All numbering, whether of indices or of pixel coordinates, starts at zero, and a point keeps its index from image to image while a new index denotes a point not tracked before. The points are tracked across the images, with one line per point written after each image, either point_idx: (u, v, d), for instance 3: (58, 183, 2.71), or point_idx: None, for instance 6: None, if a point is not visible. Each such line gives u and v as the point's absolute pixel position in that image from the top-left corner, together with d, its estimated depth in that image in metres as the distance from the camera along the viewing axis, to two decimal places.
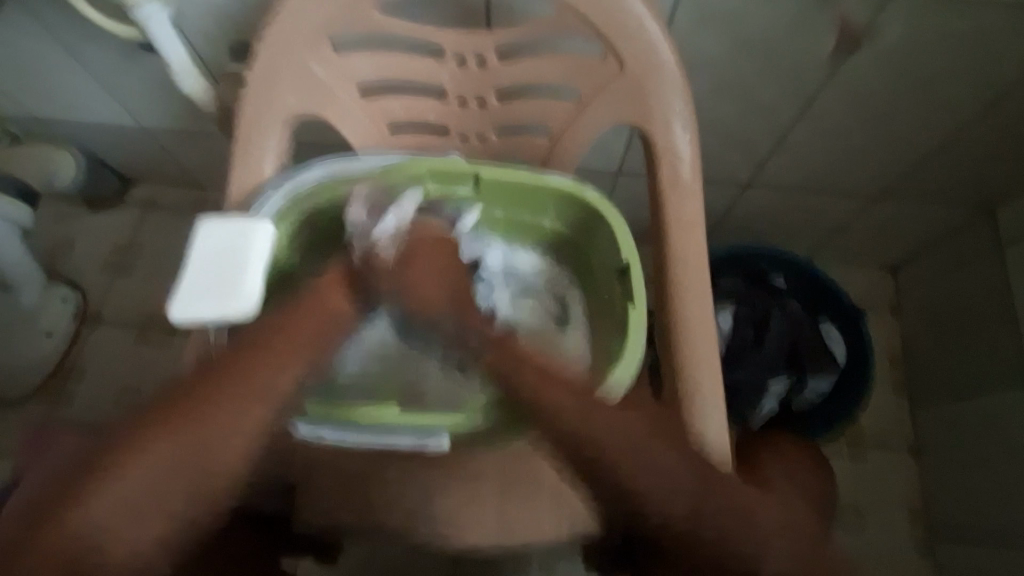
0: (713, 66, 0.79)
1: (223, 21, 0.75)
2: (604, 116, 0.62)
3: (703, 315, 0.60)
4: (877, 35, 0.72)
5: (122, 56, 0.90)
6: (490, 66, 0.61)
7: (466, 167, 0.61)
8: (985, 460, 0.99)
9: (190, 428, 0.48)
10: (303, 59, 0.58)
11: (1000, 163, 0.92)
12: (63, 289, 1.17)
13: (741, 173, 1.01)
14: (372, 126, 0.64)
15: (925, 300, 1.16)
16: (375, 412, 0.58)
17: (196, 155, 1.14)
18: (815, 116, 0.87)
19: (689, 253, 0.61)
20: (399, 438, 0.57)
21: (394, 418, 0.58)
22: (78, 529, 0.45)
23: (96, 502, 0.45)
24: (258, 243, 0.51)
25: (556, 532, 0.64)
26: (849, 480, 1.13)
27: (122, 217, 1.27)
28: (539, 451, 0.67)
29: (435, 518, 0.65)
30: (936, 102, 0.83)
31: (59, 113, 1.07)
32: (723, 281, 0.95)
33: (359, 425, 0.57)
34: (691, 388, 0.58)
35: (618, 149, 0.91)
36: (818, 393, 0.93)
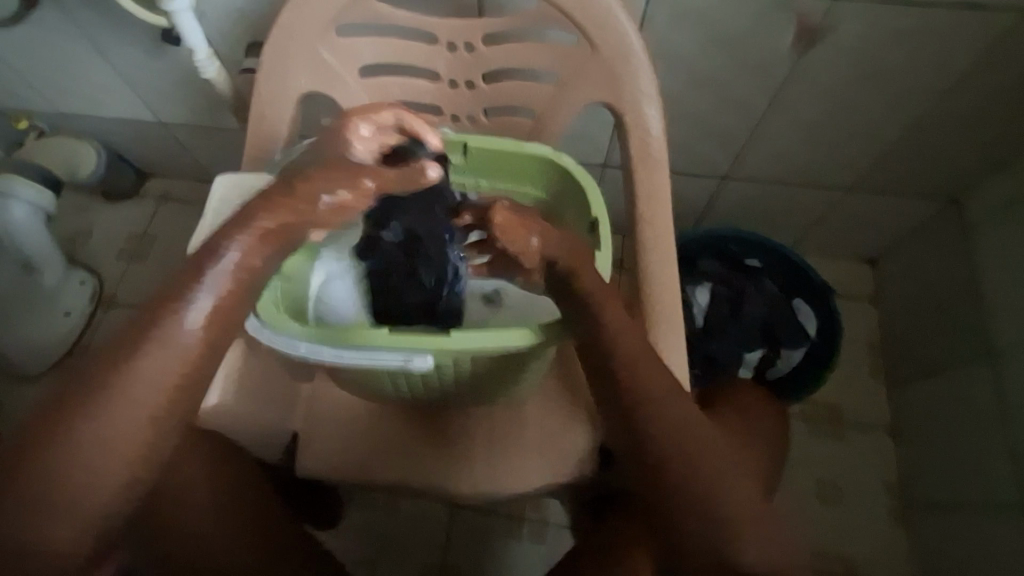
0: (687, 60, 0.86)
1: (240, 19, 0.84)
2: (581, 98, 0.69)
3: (667, 273, 0.66)
4: (833, 33, 0.80)
5: (147, 53, 0.97)
6: (479, 53, 0.68)
7: (455, 136, 0.66)
8: (953, 438, 1.03)
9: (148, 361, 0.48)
10: (312, 44, 0.65)
11: (957, 154, 0.98)
12: (81, 273, 1.24)
13: (720, 164, 1.08)
14: (373, 105, 0.71)
15: (901, 290, 1.22)
16: (361, 331, 0.55)
17: (210, 149, 1.21)
18: (784, 108, 0.94)
19: (656, 221, 0.67)
20: (384, 357, 0.54)
21: (378, 338, 0.54)
22: (78, 450, 0.47)
23: (80, 436, 0.47)
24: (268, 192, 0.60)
25: (536, 478, 0.70)
26: (828, 459, 1.17)
27: (138, 209, 1.34)
28: (525, 410, 0.73)
29: (425, 466, 0.71)
30: (895, 96, 0.89)
31: (85, 110, 1.15)
32: (703, 263, 1.02)
33: (342, 344, 0.54)
34: (659, 329, 0.64)
35: (603, 140, 0.98)
36: (790, 363, 1.00)
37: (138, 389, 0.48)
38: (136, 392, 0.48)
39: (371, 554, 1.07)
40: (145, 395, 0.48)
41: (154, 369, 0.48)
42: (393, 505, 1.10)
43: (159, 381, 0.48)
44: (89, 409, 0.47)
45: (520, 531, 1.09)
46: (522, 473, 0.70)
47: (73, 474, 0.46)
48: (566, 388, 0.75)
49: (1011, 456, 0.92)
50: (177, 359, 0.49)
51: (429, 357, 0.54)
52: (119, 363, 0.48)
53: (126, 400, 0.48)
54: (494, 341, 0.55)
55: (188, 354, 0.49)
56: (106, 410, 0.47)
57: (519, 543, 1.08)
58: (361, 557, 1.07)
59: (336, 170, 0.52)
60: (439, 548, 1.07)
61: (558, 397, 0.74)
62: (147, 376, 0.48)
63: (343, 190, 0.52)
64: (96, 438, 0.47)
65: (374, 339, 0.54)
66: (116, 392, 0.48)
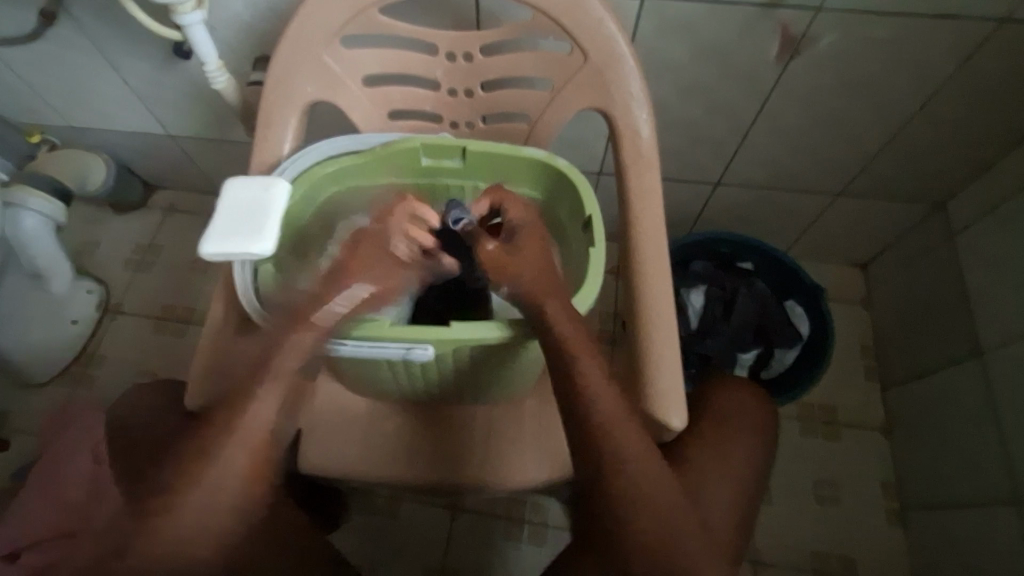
0: (676, 69, 0.90)
1: (247, 33, 0.88)
2: (574, 103, 0.72)
3: (660, 269, 0.68)
4: (814, 42, 0.83)
5: (158, 67, 1.01)
6: (476, 61, 0.72)
7: (453, 140, 0.68)
8: (946, 436, 1.05)
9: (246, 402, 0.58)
10: (318, 54, 0.69)
11: (940, 159, 1.02)
12: (89, 282, 1.26)
13: (712, 170, 1.11)
14: (375, 112, 0.75)
15: (892, 293, 1.24)
16: (367, 323, 0.58)
17: (217, 160, 1.25)
18: (771, 115, 0.97)
19: (647, 219, 0.70)
20: (387, 347, 0.57)
21: (382, 332, 0.57)
22: (204, 484, 0.58)
23: (202, 471, 0.58)
24: (276, 198, 0.59)
25: (533, 472, 0.72)
26: (825, 461, 1.18)
27: (145, 219, 1.37)
28: (523, 406, 0.75)
29: (425, 460, 0.73)
30: (877, 103, 0.93)
31: (97, 122, 1.19)
32: (696, 265, 1.06)
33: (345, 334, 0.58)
34: (650, 321, 0.66)
35: (597, 147, 1.01)
36: (784, 364, 1.04)
37: (245, 426, 0.59)
38: (243, 430, 0.59)
39: (372, 557, 1.07)
40: (249, 431, 0.59)
41: (258, 410, 0.59)
42: (394, 510, 1.11)
43: (262, 419, 0.59)
44: (207, 457, 0.58)
45: (520, 533, 1.09)
46: (516, 468, 0.72)
47: (196, 501, 0.58)
48: None
49: (1000, 453, 0.93)
50: (250, 441, 0.59)
51: (428, 347, 0.56)
52: (225, 412, 0.59)
53: (234, 436, 0.59)
54: (483, 332, 0.57)
55: (253, 435, 0.59)
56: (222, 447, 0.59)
57: (519, 545, 1.09)
58: (361, 561, 1.07)
59: (360, 268, 0.59)
60: (440, 553, 1.08)
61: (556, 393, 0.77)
62: (253, 416, 0.59)
63: (365, 286, 0.59)
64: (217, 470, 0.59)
65: (377, 331, 0.57)
66: (229, 434, 0.59)
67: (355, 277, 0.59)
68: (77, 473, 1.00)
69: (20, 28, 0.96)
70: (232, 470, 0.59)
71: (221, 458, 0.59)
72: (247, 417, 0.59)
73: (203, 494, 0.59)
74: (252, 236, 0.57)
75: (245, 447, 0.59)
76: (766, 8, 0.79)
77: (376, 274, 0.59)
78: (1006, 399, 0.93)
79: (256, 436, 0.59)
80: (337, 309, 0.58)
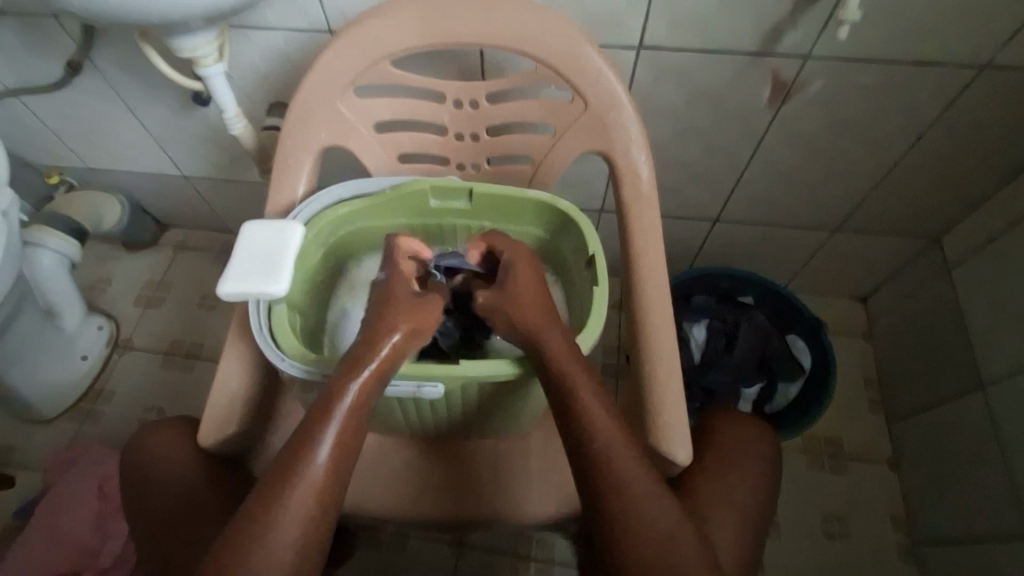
0: (673, 113, 0.94)
1: (261, 80, 0.95)
2: (576, 146, 0.75)
3: (662, 305, 0.69)
4: (804, 86, 0.87)
5: (177, 112, 1.06)
6: (482, 108, 0.75)
7: (460, 183, 0.71)
8: (955, 471, 1.04)
9: (307, 450, 0.53)
10: (333, 103, 0.73)
11: (932, 196, 1.05)
12: (100, 319, 1.28)
13: (710, 207, 1.14)
14: (385, 156, 0.78)
15: (893, 326, 1.25)
16: None
17: (229, 200, 1.29)
18: (766, 155, 1.01)
19: (648, 256, 0.72)
20: (400, 386, 0.58)
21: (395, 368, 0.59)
22: (261, 541, 0.50)
23: (261, 529, 0.51)
24: (292, 241, 0.62)
25: (542, 507, 0.72)
26: (835, 496, 1.17)
27: (157, 257, 1.40)
28: (530, 439, 0.77)
29: (433, 494, 0.74)
30: (868, 144, 0.96)
31: (115, 165, 1.24)
32: (698, 299, 1.08)
33: None
34: (652, 355, 0.67)
35: (599, 186, 1.05)
36: (787, 398, 1.04)
37: (306, 480, 0.53)
38: (302, 481, 0.53)
39: None
40: (310, 483, 0.53)
41: (322, 460, 0.54)
42: (399, 548, 1.09)
43: (321, 469, 0.54)
44: (266, 515, 0.51)
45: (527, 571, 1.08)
46: (524, 503, 0.72)
47: (255, 561, 0.50)
48: None
49: (1010, 487, 0.92)
50: (314, 491, 0.53)
51: (440, 384, 0.58)
52: (283, 465, 0.53)
53: (295, 490, 0.52)
54: (492, 367, 0.58)
55: (318, 482, 0.53)
56: (283, 503, 0.52)
57: None
58: None
59: (391, 318, 0.58)
60: None
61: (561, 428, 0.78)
62: (314, 467, 0.53)
63: (392, 337, 0.57)
64: (277, 525, 0.51)
65: None
66: (287, 487, 0.52)
67: (383, 331, 0.57)
68: (82, 511, 1.00)
69: (48, 78, 1.02)
70: (293, 526, 0.52)
71: (280, 512, 0.52)
72: (307, 467, 0.53)
73: (262, 555, 0.50)
74: (267, 277, 0.59)
75: (311, 496, 0.53)
76: (757, 56, 0.83)
77: (406, 321, 0.58)
78: (1011, 432, 0.93)
79: (320, 482, 0.53)
80: (369, 368, 0.55)
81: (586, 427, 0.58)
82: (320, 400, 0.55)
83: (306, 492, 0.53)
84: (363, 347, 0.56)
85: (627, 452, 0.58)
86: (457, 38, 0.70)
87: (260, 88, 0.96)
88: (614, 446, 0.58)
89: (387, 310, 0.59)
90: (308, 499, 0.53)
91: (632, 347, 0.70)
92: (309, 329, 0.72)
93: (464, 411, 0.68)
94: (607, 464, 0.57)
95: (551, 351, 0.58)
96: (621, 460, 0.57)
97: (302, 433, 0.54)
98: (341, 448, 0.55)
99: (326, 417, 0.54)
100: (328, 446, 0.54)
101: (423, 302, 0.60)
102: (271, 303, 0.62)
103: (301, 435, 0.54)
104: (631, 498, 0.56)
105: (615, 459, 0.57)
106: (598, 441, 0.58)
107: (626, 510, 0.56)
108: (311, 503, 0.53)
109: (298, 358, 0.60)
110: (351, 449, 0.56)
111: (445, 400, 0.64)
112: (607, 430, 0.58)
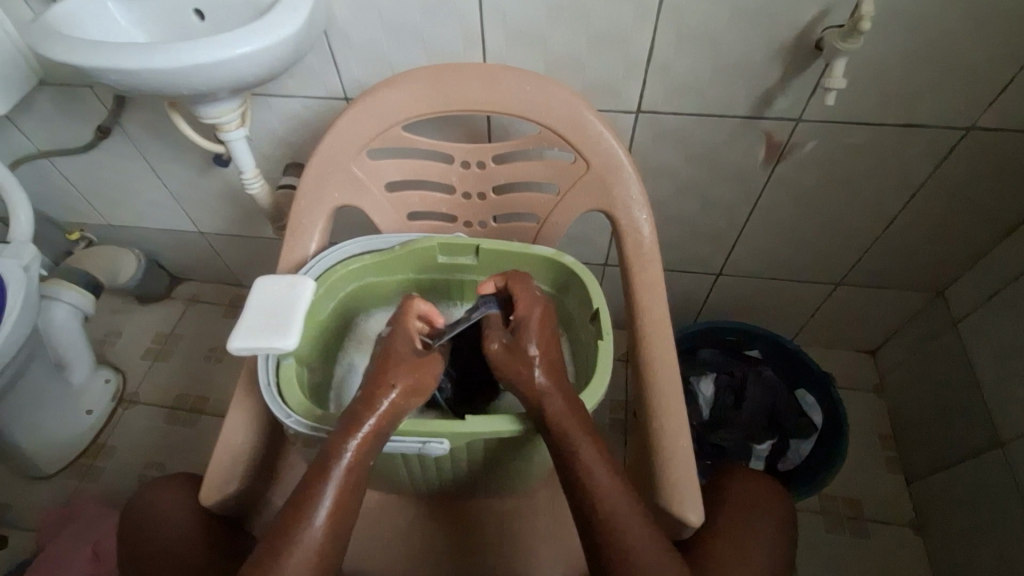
0: (672, 172, 0.97)
1: (280, 143, 1.00)
2: (578, 205, 0.78)
3: (668, 360, 0.69)
4: (798, 147, 0.91)
5: (197, 172, 1.11)
6: (488, 168, 0.79)
7: (466, 240, 0.73)
8: (979, 533, 0.99)
9: (305, 511, 0.53)
10: (347, 165, 0.76)
11: (931, 250, 1.06)
12: (107, 372, 1.29)
13: (713, 262, 1.16)
14: (395, 214, 0.81)
15: (904, 380, 1.23)
16: None
17: (241, 254, 1.32)
18: (765, 211, 1.03)
19: (652, 310, 0.72)
20: (403, 442, 0.57)
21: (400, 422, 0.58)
22: None
23: None
24: (302, 297, 0.63)
25: (549, 572, 0.70)
26: (858, 561, 1.11)
27: (167, 310, 1.43)
28: (536, 497, 0.75)
29: (437, 555, 0.72)
30: (863, 201, 0.99)
31: (134, 221, 1.28)
32: (704, 352, 1.08)
33: None
34: (658, 415, 0.66)
35: (602, 240, 1.07)
36: (800, 454, 1.02)
37: (303, 542, 0.52)
38: (300, 544, 0.52)
39: None
40: (307, 546, 0.52)
41: (321, 520, 0.53)
42: None
43: (320, 529, 0.53)
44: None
45: None
46: (529, 567, 0.70)
47: None
48: None
49: None
50: (313, 553, 0.52)
51: (445, 441, 0.57)
52: (281, 527, 0.52)
53: (291, 554, 0.51)
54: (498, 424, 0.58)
55: (316, 544, 0.52)
56: (280, 568, 0.50)
57: None
58: None
59: (388, 376, 0.58)
60: None
61: None
62: (314, 527, 0.52)
63: (391, 394, 0.57)
64: None
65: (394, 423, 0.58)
66: (283, 550, 0.51)
67: (382, 389, 0.57)
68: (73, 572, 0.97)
69: (78, 141, 1.08)
70: None
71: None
72: (304, 528, 0.52)
73: None
74: (277, 331, 0.61)
75: (310, 558, 0.52)
76: (750, 120, 0.87)
77: (404, 379, 0.58)
78: None
79: (320, 543, 0.52)
80: (367, 425, 0.55)
81: (587, 484, 0.57)
82: (321, 459, 0.55)
83: (303, 557, 0.51)
84: (360, 404, 0.56)
85: (631, 511, 0.56)
86: (465, 106, 0.74)
87: (278, 149, 1.01)
88: (617, 506, 0.56)
89: (387, 367, 0.59)
90: (306, 562, 0.51)
91: (640, 404, 0.69)
92: (315, 383, 0.72)
93: (469, 469, 0.67)
94: (610, 524, 0.56)
95: (552, 409, 0.58)
96: (624, 520, 0.56)
97: (300, 493, 0.54)
98: (341, 507, 0.54)
99: (325, 475, 0.54)
100: (326, 509, 0.53)
101: (423, 361, 0.60)
102: (279, 358, 0.63)
103: (299, 495, 0.54)
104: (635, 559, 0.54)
105: (618, 519, 0.56)
106: (601, 499, 0.56)
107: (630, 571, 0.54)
108: (307, 567, 0.51)
109: (303, 414, 0.60)
110: (350, 508, 0.55)
111: (449, 458, 0.64)
112: (609, 489, 0.57)
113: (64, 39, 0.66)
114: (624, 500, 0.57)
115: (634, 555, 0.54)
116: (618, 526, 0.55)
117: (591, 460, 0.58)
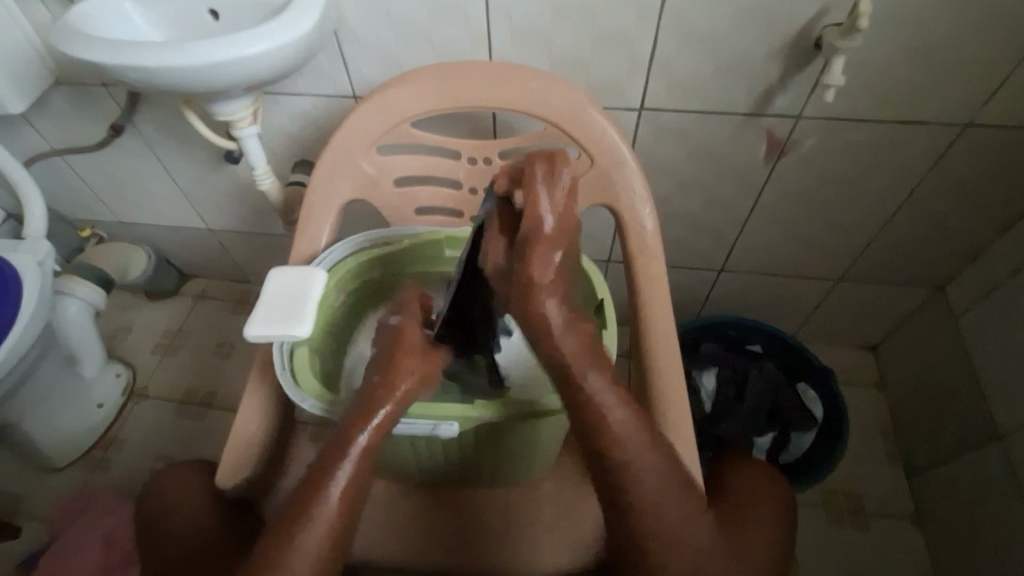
0: (675, 169, 0.99)
1: (289, 140, 1.02)
2: (582, 200, 0.80)
3: (670, 351, 0.72)
4: (798, 144, 0.92)
5: (208, 170, 1.13)
6: (495, 164, 0.81)
7: (473, 234, 0.75)
8: (979, 526, 1.01)
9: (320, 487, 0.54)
10: (357, 160, 0.78)
11: (931, 246, 1.07)
12: (118, 366, 1.31)
13: (715, 258, 1.17)
14: (403, 209, 0.83)
15: (904, 375, 1.25)
16: None
17: (249, 251, 1.34)
18: (766, 208, 1.05)
19: (655, 303, 0.75)
20: (417, 425, 0.60)
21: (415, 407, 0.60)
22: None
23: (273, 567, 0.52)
24: (314, 287, 0.65)
25: (554, 558, 0.72)
26: (859, 554, 1.12)
27: (176, 306, 1.45)
28: (541, 485, 0.77)
29: (444, 542, 0.73)
30: (863, 197, 1.00)
31: (144, 218, 1.31)
32: (706, 347, 1.09)
33: None
34: (661, 406, 0.70)
35: (605, 236, 1.09)
36: (801, 448, 1.03)
37: (317, 516, 0.54)
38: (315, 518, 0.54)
39: None
40: (320, 520, 0.54)
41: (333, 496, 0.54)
42: None
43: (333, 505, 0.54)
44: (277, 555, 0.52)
45: None
46: (534, 554, 0.72)
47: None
48: (579, 465, 0.79)
49: None
50: (326, 526, 0.54)
51: (456, 425, 0.59)
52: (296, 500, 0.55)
53: (306, 527, 0.53)
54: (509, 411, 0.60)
55: (331, 517, 0.54)
56: (294, 541, 0.53)
57: None
58: None
59: (398, 368, 0.58)
60: None
61: (572, 475, 0.78)
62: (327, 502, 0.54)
63: (404, 384, 0.58)
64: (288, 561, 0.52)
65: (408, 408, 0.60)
66: (298, 524, 0.53)
67: (394, 380, 0.58)
68: (86, 561, 0.99)
69: (91, 139, 1.10)
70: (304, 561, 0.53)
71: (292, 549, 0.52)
72: (318, 504, 0.54)
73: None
74: (291, 320, 0.62)
75: (323, 530, 0.54)
76: (751, 117, 0.89)
77: (414, 373, 0.59)
78: None
79: (333, 517, 0.54)
80: (382, 411, 0.56)
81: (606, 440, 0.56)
82: (337, 439, 0.56)
83: (318, 529, 0.53)
84: (375, 391, 0.57)
85: (675, 504, 0.58)
86: (472, 103, 0.76)
87: (288, 147, 1.04)
88: (665, 499, 0.58)
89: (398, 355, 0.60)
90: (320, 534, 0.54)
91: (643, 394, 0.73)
92: (327, 371, 0.74)
93: (476, 456, 0.69)
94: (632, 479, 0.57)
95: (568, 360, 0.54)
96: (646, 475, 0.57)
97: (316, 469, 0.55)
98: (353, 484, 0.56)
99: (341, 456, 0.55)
100: (340, 486, 0.55)
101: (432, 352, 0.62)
102: (293, 346, 0.65)
103: (315, 471, 0.55)
104: (660, 510, 0.57)
105: (664, 513, 0.57)
106: (646, 495, 0.57)
107: (655, 524, 0.57)
108: (320, 539, 0.54)
109: (316, 400, 0.62)
110: (362, 486, 0.57)
111: (459, 444, 0.66)
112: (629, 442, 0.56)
113: (84, 37, 0.68)
114: (644, 452, 0.57)
115: (657, 509, 0.57)
116: (640, 480, 0.57)
117: (609, 415, 0.56)
